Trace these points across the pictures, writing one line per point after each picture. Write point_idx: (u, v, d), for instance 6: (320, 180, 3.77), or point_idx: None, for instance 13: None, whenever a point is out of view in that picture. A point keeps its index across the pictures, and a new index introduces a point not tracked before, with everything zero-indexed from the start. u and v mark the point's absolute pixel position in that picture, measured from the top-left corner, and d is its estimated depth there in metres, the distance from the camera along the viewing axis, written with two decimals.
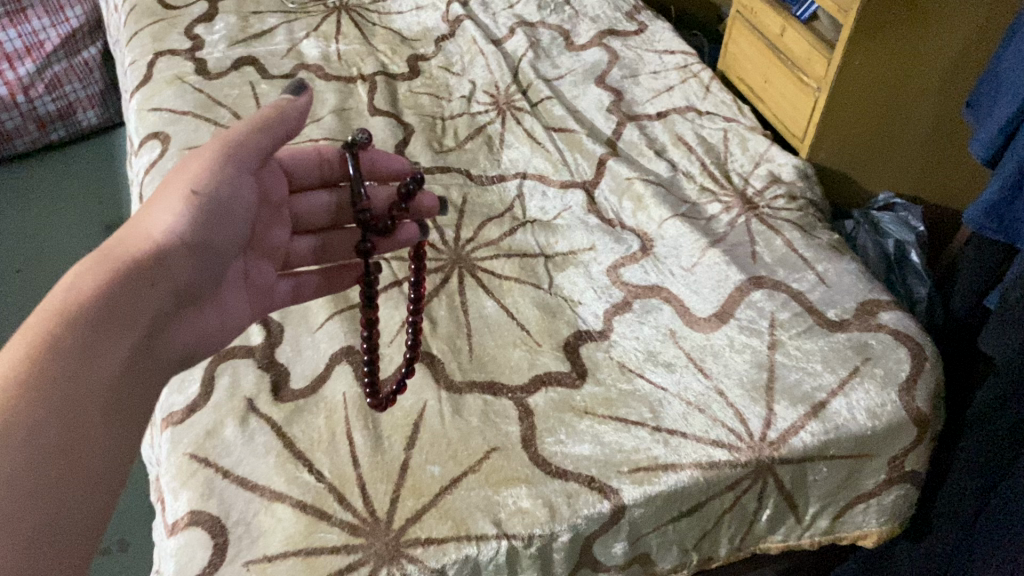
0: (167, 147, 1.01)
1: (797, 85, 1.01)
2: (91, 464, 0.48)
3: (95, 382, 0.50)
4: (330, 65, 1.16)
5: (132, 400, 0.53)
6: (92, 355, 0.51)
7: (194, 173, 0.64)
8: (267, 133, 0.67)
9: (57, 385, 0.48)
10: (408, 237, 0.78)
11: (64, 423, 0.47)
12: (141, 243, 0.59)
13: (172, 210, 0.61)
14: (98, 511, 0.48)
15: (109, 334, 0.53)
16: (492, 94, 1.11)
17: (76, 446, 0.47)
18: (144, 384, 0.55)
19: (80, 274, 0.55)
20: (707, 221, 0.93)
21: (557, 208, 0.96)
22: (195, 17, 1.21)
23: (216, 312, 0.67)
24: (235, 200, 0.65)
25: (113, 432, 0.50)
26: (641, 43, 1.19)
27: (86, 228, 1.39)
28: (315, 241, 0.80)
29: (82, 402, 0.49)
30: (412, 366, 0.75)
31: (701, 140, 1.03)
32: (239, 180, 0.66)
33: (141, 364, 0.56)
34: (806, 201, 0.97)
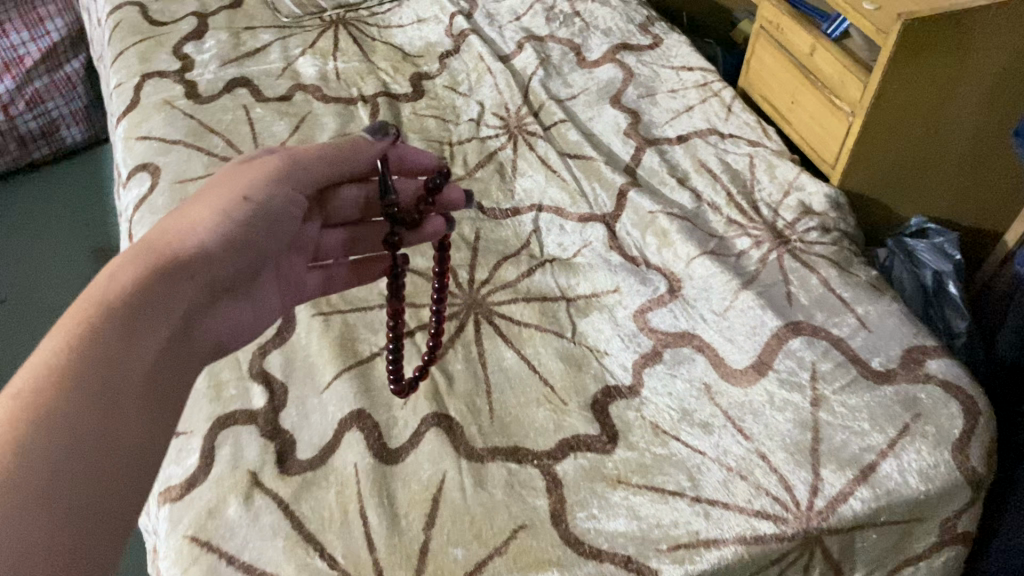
0: (157, 180, 0.95)
1: (828, 108, 0.94)
2: (134, 438, 0.45)
3: (135, 365, 0.47)
4: (328, 86, 1.09)
5: (172, 388, 0.51)
6: (133, 337, 0.48)
7: (246, 180, 0.64)
8: (330, 169, 0.69)
9: (99, 363, 0.45)
10: (433, 231, 0.76)
11: (107, 396, 0.44)
12: (181, 241, 0.57)
13: (212, 211, 0.60)
14: (139, 490, 0.44)
15: (150, 320, 0.50)
16: (501, 116, 1.05)
17: (117, 419, 0.44)
18: (182, 375, 0.53)
19: (120, 264, 0.53)
20: (736, 257, 0.88)
21: (577, 245, 0.90)
22: (183, 34, 1.14)
23: (248, 305, 0.64)
24: (285, 209, 0.64)
25: (154, 415, 0.47)
26: (658, 59, 1.13)
27: (70, 256, 1.33)
28: (342, 234, 0.75)
29: (123, 380, 0.46)
30: (434, 354, 0.76)
31: (725, 166, 0.97)
32: (291, 195, 0.65)
33: (179, 354, 0.53)
34: (839, 233, 0.91)
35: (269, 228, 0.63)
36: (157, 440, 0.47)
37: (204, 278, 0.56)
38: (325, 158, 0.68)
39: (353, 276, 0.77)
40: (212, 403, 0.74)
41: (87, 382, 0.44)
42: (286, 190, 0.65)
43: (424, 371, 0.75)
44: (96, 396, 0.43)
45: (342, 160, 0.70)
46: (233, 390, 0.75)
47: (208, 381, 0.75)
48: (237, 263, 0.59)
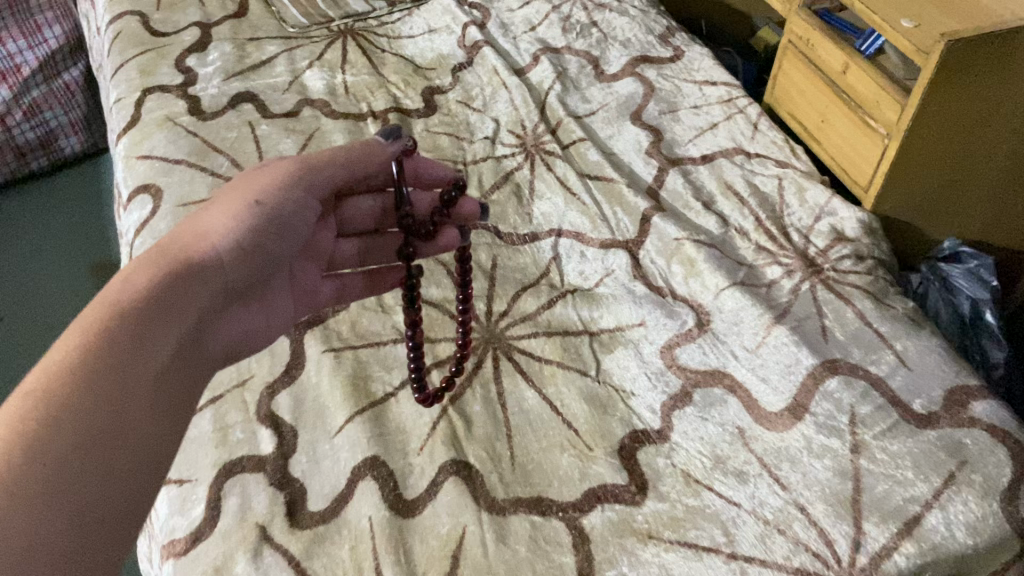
0: (160, 203, 0.91)
1: (862, 129, 0.90)
2: (144, 431, 0.48)
3: (146, 367, 0.50)
4: (337, 100, 1.05)
5: (182, 387, 0.53)
6: (143, 341, 0.50)
7: (260, 184, 0.65)
8: (349, 170, 0.70)
9: (108, 366, 0.47)
10: (449, 242, 0.76)
11: (115, 398, 0.46)
12: (197, 245, 0.60)
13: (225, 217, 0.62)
14: (147, 483, 0.47)
15: (163, 324, 0.53)
16: (518, 133, 1.01)
17: (126, 418, 0.47)
18: (192, 376, 0.55)
19: (135, 269, 0.55)
20: (767, 287, 0.84)
21: (599, 273, 0.86)
22: (186, 45, 1.09)
23: (259, 308, 0.67)
24: (296, 214, 0.66)
25: (164, 415, 0.50)
26: (679, 72, 1.08)
27: (69, 272, 1.28)
28: (356, 244, 0.78)
29: (135, 383, 0.48)
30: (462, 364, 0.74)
31: (753, 189, 0.93)
32: (304, 199, 0.67)
33: (189, 355, 0.55)
34: (874, 261, 0.87)
35: (281, 232, 0.64)
36: (166, 438, 0.50)
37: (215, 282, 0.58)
38: (343, 157, 0.70)
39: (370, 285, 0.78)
40: (218, 448, 0.70)
41: (98, 385, 0.46)
42: (299, 195, 0.66)
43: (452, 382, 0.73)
44: (104, 397, 0.46)
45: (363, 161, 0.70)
46: (239, 434, 0.71)
47: (214, 424, 0.71)
48: (250, 265, 0.62)
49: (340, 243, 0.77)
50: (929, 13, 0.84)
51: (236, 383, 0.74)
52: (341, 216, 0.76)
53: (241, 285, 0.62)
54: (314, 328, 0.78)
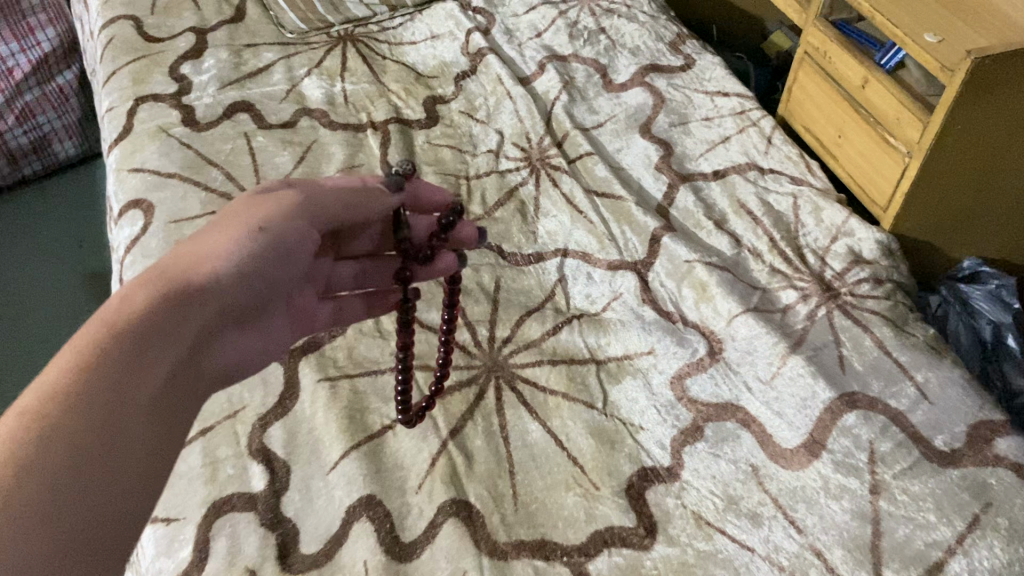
0: (151, 219, 0.88)
1: (882, 147, 0.86)
2: (120, 492, 0.41)
3: (132, 408, 0.43)
4: (336, 110, 1.02)
5: (173, 432, 0.46)
6: (130, 378, 0.44)
7: (269, 205, 0.58)
8: (349, 212, 0.63)
9: (86, 410, 0.41)
10: (447, 266, 0.71)
11: (92, 449, 0.40)
12: (199, 263, 0.53)
13: (232, 234, 0.55)
14: (116, 553, 0.41)
15: (153, 356, 0.46)
16: (523, 147, 0.97)
17: (104, 471, 0.41)
18: (188, 411, 0.49)
19: (130, 290, 0.49)
20: (782, 313, 0.80)
21: (606, 297, 0.83)
22: (180, 52, 1.06)
23: (263, 336, 0.60)
24: (303, 239, 0.59)
25: (150, 463, 0.44)
26: (690, 82, 1.05)
27: (62, 282, 1.25)
28: (355, 267, 0.71)
29: (117, 429, 0.42)
30: (443, 384, 0.71)
31: (767, 208, 0.89)
32: (309, 228, 0.60)
33: (182, 392, 0.49)
34: (893, 284, 0.84)
35: (287, 257, 0.57)
36: (151, 489, 0.43)
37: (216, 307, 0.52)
38: (344, 196, 0.62)
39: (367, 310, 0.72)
40: (207, 484, 0.67)
41: (73, 433, 0.40)
42: (305, 219, 0.59)
43: (432, 402, 0.70)
44: (78, 449, 0.40)
45: (360, 205, 0.63)
46: (230, 470, 0.67)
47: (203, 459, 0.68)
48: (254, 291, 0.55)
49: (338, 267, 0.70)
50: (952, 25, 0.80)
51: (227, 414, 0.71)
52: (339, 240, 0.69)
53: (244, 310, 0.55)
54: (310, 355, 0.75)
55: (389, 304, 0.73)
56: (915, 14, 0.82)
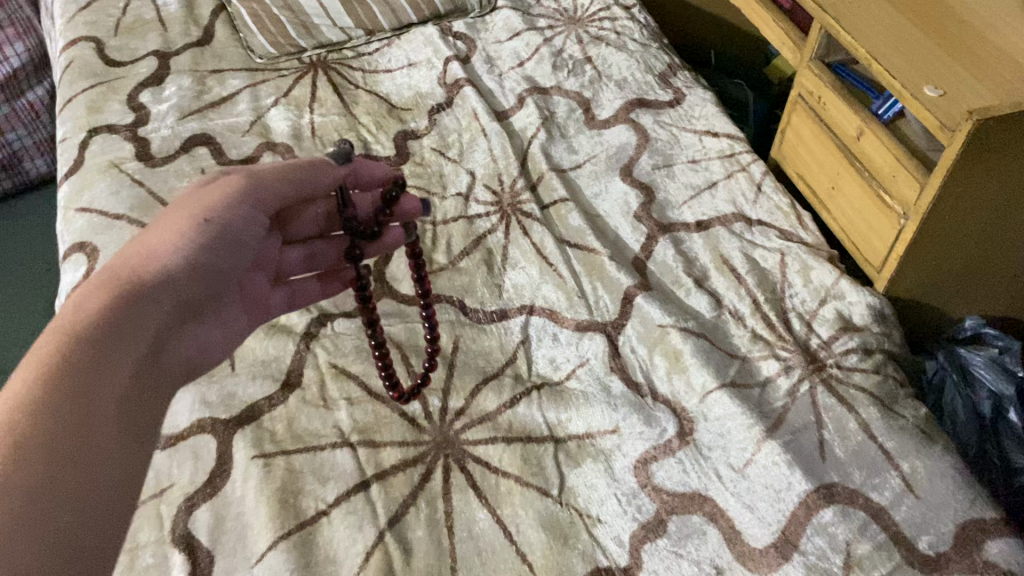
0: (93, 265, 0.82)
1: (876, 204, 0.80)
2: (107, 469, 0.43)
3: (100, 402, 0.44)
4: (301, 145, 0.96)
5: (143, 413, 0.48)
6: (98, 373, 0.45)
7: (209, 200, 0.59)
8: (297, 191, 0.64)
9: (60, 411, 0.42)
10: (393, 241, 0.74)
11: (71, 447, 0.41)
12: (147, 264, 0.54)
13: (176, 231, 0.56)
14: (116, 521, 0.42)
15: (111, 352, 0.47)
16: (494, 190, 0.91)
17: (85, 464, 0.42)
18: (154, 401, 0.50)
19: (86, 293, 0.50)
20: (761, 387, 0.74)
21: (572, 362, 0.76)
22: (141, 79, 1.01)
23: (215, 327, 0.61)
24: (248, 227, 0.60)
25: (127, 450, 0.45)
26: (678, 120, 0.98)
27: (28, 311, 1.21)
28: (302, 251, 0.73)
29: (92, 427, 0.43)
30: (434, 358, 0.73)
31: (752, 265, 0.83)
32: (254, 214, 0.61)
33: (147, 380, 0.50)
34: (883, 355, 0.77)
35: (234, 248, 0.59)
36: (135, 473, 0.45)
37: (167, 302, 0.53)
38: (288, 175, 0.63)
39: (322, 290, 0.75)
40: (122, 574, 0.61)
41: (52, 435, 0.41)
42: (247, 207, 0.60)
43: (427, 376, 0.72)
44: (58, 448, 0.41)
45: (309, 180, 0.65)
46: (149, 559, 0.62)
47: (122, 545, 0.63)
48: (205, 282, 0.56)
49: (285, 252, 0.72)
50: (955, 74, 0.73)
51: (152, 493, 0.66)
52: (286, 225, 0.71)
53: (195, 303, 0.56)
54: (245, 428, 0.70)
55: (344, 282, 0.75)
56: (914, 60, 0.75)
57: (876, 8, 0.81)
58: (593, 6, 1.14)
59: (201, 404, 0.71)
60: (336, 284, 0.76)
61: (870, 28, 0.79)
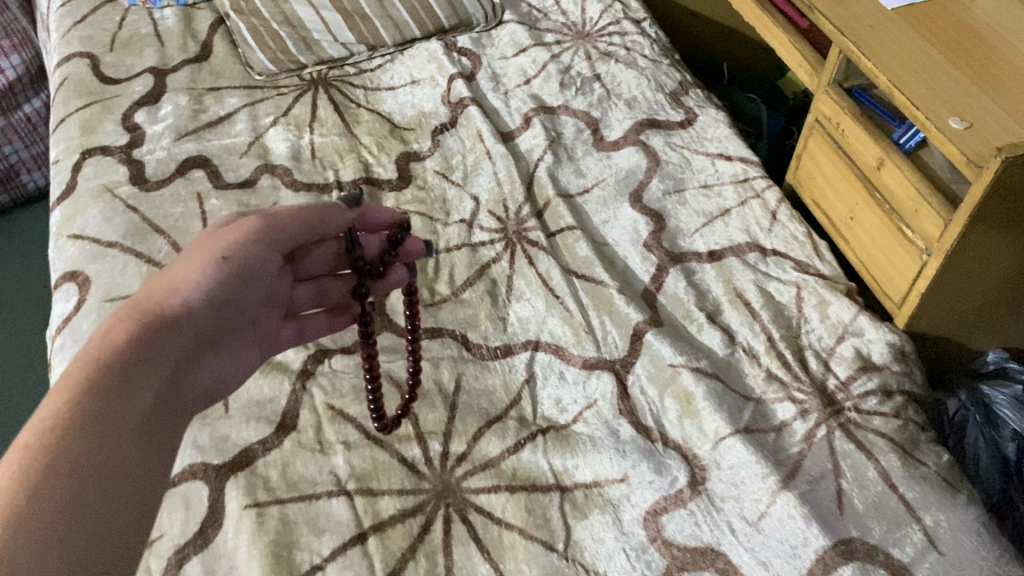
0: (85, 296, 0.79)
1: (897, 239, 0.76)
2: (129, 492, 0.43)
3: (123, 433, 0.44)
4: (300, 167, 0.93)
5: (164, 440, 0.48)
6: (124, 399, 0.46)
7: (229, 239, 0.59)
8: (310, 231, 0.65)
9: (84, 443, 0.42)
10: (398, 280, 0.71)
11: (94, 480, 0.41)
12: (170, 296, 0.53)
13: (197, 264, 0.55)
14: (132, 543, 0.42)
15: (135, 384, 0.47)
16: (499, 216, 0.88)
17: (107, 496, 0.41)
18: (173, 434, 0.50)
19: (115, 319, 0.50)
20: (777, 433, 0.71)
21: (579, 404, 0.73)
22: (136, 97, 0.98)
23: (231, 356, 0.60)
24: (265, 263, 0.60)
25: (147, 479, 0.45)
26: (689, 142, 0.95)
27: (25, 330, 1.18)
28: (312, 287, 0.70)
29: (115, 460, 0.43)
30: (415, 392, 0.71)
31: (767, 299, 0.80)
32: (268, 251, 0.61)
33: (170, 408, 0.50)
34: (904, 398, 0.74)
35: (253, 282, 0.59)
36: (152, 499, 0.45)
37: (188, 334, 0.53)
38: (304, 216, 0.65)
39: (328, 326, 0.71)
40: None
41: (81, 456, 0.41)
42: (264, 246, 0.61)
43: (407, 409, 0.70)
44: (80, 480, 0.40)
45: (321, 221, 0.66)
46: None
47: None
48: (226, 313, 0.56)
49: (296, 288, 0.69)
50: (980, 105, 0.69)
51: None
52: (297, 261, 0.68)
53: (214, 335, 0.56)
54: (238, 474, 0.67)
55: (351, 318, 0.72)
56: (937, 89, 0.71)
57: (897, 32, 0.77)
58: (602, 20, 1.10)
59: (194, 448, 0.69)
60: (344, 318, 0.72)
61: (891, 54, 0.75)
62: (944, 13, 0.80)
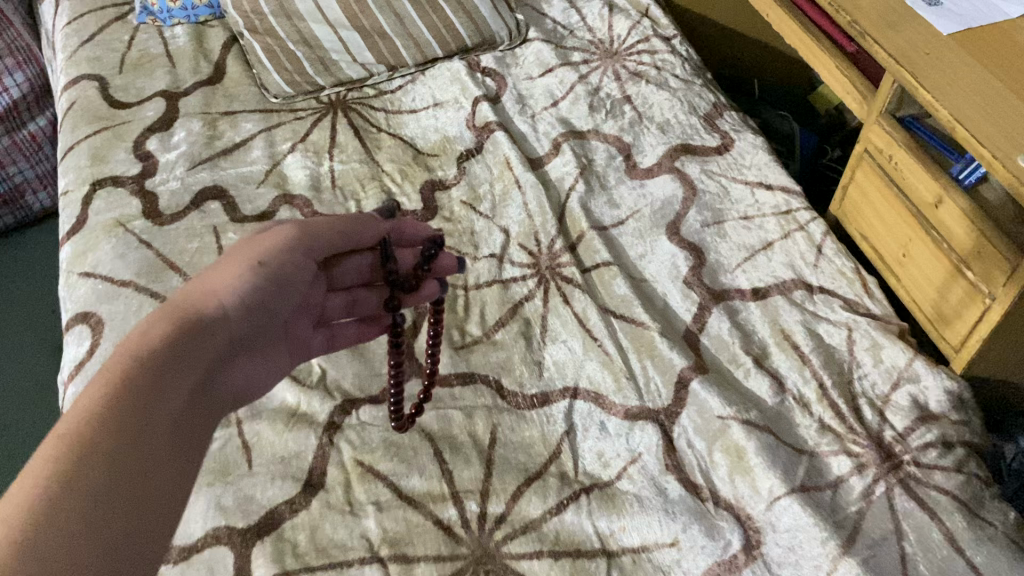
0: (97, 339, 0.75)
1: (957, 280, 0.72)
2: (157, 489, 0.43)
3: (150, 434, 0.44)
4: (320, 198, 0.89)
5: (195, 439, 0.48)
6: (157, 399, 0.46)
7: (267, 245, 0.58)
8: (344, 241, 0.63)
9: (108, 449, 0.42)
10: (430, 294, 0.68)
11: (117, 484, 0.41)
12: (204, 302, 0.53)
13: (233, 269, 0.55)
14: (157, 535, 0.43)
15: (163, 390, 0.47)
16: (530, 250, 0.84)
17: (131, 501, 0.41)
18: (204, 436, 0.50)
19: (154, 320, 0.51)
20: (833, 490, 0.67)
21: (622, 459, 0.69)
22: (148, 123, 0.94)
23: (264, 361, 0.59)
24: (299, 270, 0.59)
25: (175, 477, 0.45)
26: (727, 168, 0.91)
27: (31, 357, 1.14)
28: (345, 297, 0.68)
29: (140, 466, 0.43)
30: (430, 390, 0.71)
31: (816, 342, 0.76)
32: (305, 261, 0.60)
33: (202, 408, 0.50)
34: (965, 450, 0.70)
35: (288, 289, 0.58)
36: (178, 498, 0.45)
37: (220, 339, 0.52)
38: (339, 226, 0.62)
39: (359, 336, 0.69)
40: None
41: (110, 452, 0.42)
42: (299, 252, 0.59)
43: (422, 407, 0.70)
44: (104, 484, 0.40)
45: (355, 234, 0.63)
46: None
47: None
48: (263, 317, 0.56)
49: (328, 298, 0.66)
50: None
51: None
52: (330, 270, 0.66)
53: (248, 339, 0.55)
54: (265, 539, 0.63)
55: (382, 328, 0.70)
56: (1004, 126, 0.67)
57: (955, 61, 0.73)
58: (631, 37, 1.06)
59: (217, 510, 0.65)
60: (375, 329, 0.70)
61: (953, 86, 0.70)
62: (1000, 38, 0.75)
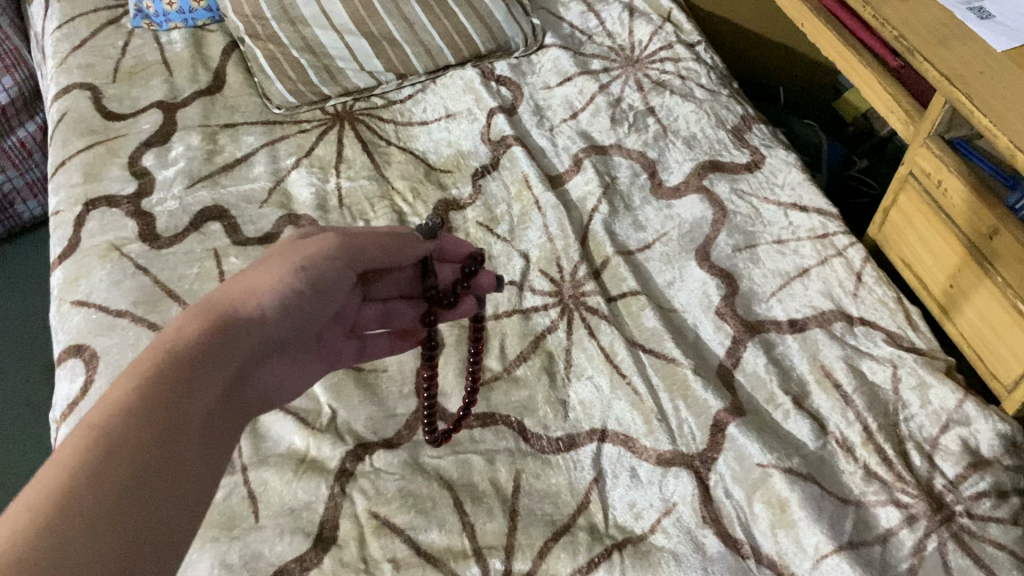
0: (91, 375, 0.70)
1: (1016, 319, 0.67)
2: (180, 500, 0.38)
3: (177, 439, 0.39)
4: (328, 217, 0.83)
5: (220, 446, 0.43)
6: (185, 405, 0.41)
7: (311, 248, 0.53)
8: (386, 256, 0.57)
9: (137, 451, 0.37)
10: (466, 312, 0.65)
11: (142, 491, 0.36)
12: (244, 300, 0.48)
13: (274, 268, 0.50)
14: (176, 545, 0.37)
15: (196, 394, 0.42)
16: (552, 276, 0.79)
17: (153, 510, 0.36)
18: (230, 443, 0.44)
19: (188, 317, 0.45)
20: (882, 545, 0.62)
21: (656, 510, 0.65)
22: (143, 137, 0.88)
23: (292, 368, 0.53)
24: (341, 278, 0.53)
25: (199, 487, 0.40)
26: (758, 187, 0.86)
27: (20, 377, 1.09)
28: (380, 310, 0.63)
29: (167, 473, 0.38)
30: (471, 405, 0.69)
31: (859, 380, 0.71)
32: (346, 269, 0.54)
33: (230, 415, 0.45)
34: (1022, 500, 0.65)
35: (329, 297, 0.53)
36: (200, 508, 0.40)
37: (257, 342, 0.47)
38: (383, 239, 0.57)
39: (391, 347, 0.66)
40: None
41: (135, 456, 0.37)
42: (343, 260, 0.54)
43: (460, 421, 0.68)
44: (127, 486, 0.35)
45: (399, 250, 0.58)
46: None
47: None
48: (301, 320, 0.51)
49: (362, 307, 0.62)
50: None
51: None
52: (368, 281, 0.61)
53: (282, 343, 0.50)
54: None
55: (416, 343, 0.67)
56: None
57: (1014, 82, 0.67)
58: (652, 44, 1.01)
59: (221, 568, 0.59)
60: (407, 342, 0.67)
61: (1012, 111, 0.65)
62: None
